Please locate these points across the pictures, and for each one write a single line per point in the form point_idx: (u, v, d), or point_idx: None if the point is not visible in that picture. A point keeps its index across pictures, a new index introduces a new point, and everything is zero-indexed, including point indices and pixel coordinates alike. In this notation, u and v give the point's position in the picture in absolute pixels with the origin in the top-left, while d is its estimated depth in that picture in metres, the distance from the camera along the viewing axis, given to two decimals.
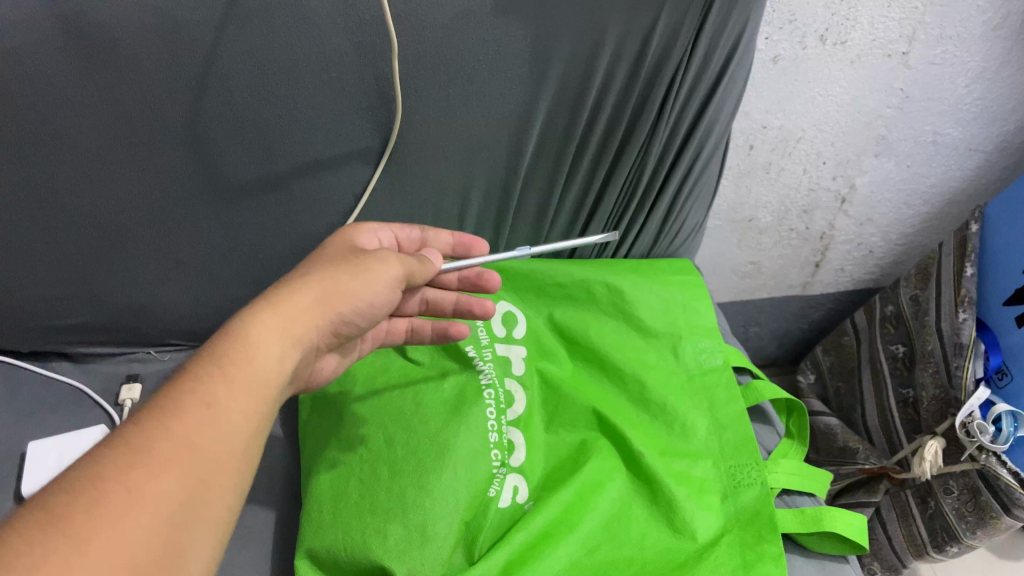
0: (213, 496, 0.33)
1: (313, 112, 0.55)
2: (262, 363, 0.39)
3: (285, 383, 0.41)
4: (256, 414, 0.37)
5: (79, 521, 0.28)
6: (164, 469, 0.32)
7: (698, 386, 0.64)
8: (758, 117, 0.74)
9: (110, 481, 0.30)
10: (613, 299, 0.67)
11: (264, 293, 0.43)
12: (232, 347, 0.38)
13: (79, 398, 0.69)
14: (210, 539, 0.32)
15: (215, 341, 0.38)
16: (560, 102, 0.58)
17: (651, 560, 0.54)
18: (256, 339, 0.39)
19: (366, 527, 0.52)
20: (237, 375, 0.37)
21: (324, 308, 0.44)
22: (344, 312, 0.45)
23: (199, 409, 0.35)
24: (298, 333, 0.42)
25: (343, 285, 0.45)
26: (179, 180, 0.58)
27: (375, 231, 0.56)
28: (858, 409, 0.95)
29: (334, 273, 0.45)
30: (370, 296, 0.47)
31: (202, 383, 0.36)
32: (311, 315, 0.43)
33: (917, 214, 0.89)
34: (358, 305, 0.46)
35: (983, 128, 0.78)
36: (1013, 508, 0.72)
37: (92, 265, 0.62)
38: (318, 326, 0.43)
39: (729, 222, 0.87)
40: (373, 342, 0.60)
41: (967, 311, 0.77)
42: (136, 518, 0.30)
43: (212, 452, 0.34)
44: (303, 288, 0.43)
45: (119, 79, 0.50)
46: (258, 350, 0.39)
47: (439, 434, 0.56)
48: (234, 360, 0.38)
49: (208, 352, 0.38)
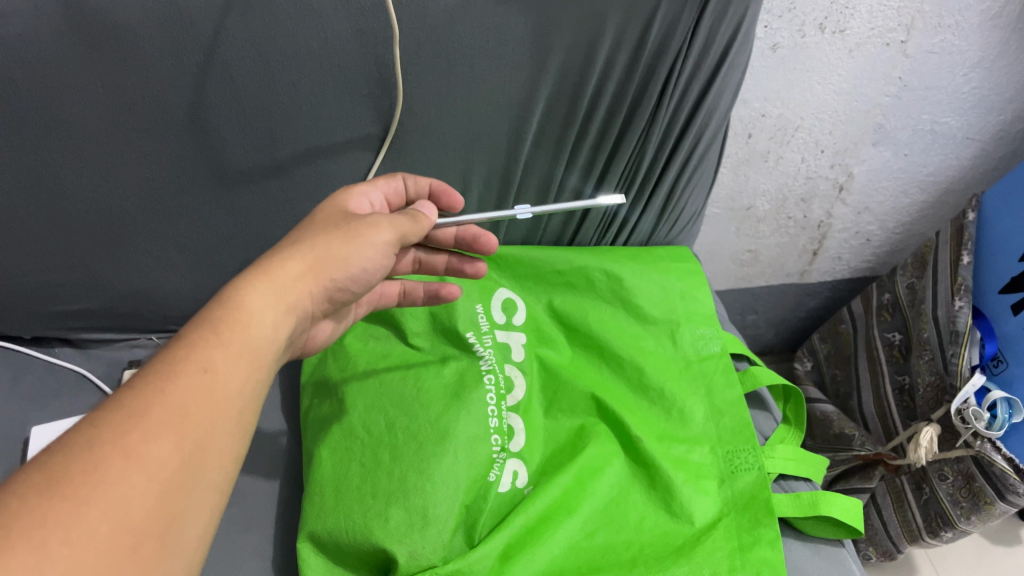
0: (209, 462, 0.34)
1: (315, 99, 0.55)
2: (254, 329, 0.39)
3: (281, 349, 0.42)
4: (250, 381, 0.38)
5: (77, 482, 0.29)
6: (159, 432, 0.32)
7: (695, 372, 0.64)
8: (757, 105, 0.74)
9: (107, 443, 0.31)
10: (612, 285, 0.67)
11: (257, 263, 0.43)
12: (225, 314, 0.39)
13: (81, 383, 0.69)
14: (205, 502, 0.33)
15: (210, 308, 0.39)
16: (560, 91, 0.58)
17: (649, 543, 0.55)
18: (250, 306, 0.40)
19: (367, 510, 0.53)
20: (232, 342, 0.38)
21: (316, 275, 0.44)
22: (337, 278, 0.45)
23: (194, 375, 0.35)
24: (292, 301, 0.42)
25: (335, 252, 0.45)
26: (181, 167, 0.58)
27: (365, 193, 0.54)
28: (854, 396, 0.96)
29: (327, 239, 0.45)
30: (364, 260, 0.47)
31: (197, 348, 0.36)
32: (303, 284, 0.43)
33: (915, 202, 0.90)
34: (350, 273, 0.46)
35: (981, 118, 0.78)
36: (1007, 493, 0.73)
37: (94, 251, 0.63)
38: (312, 293, 0.44)
39: (728, 210, 0.88)
40: (368, 305, 0.61)
41: (963, 299, 0.78)
42: (132, 482, 0.30)
43: (207, 416, 0.34)
44: (297, 255, 0.44)
45: (122, 65, 0.50)
46: (251, 316, 0.39)
47: (439, 419, 0.56)
48: (229, 326, 0.38)
49: (202, 318, 0.38)
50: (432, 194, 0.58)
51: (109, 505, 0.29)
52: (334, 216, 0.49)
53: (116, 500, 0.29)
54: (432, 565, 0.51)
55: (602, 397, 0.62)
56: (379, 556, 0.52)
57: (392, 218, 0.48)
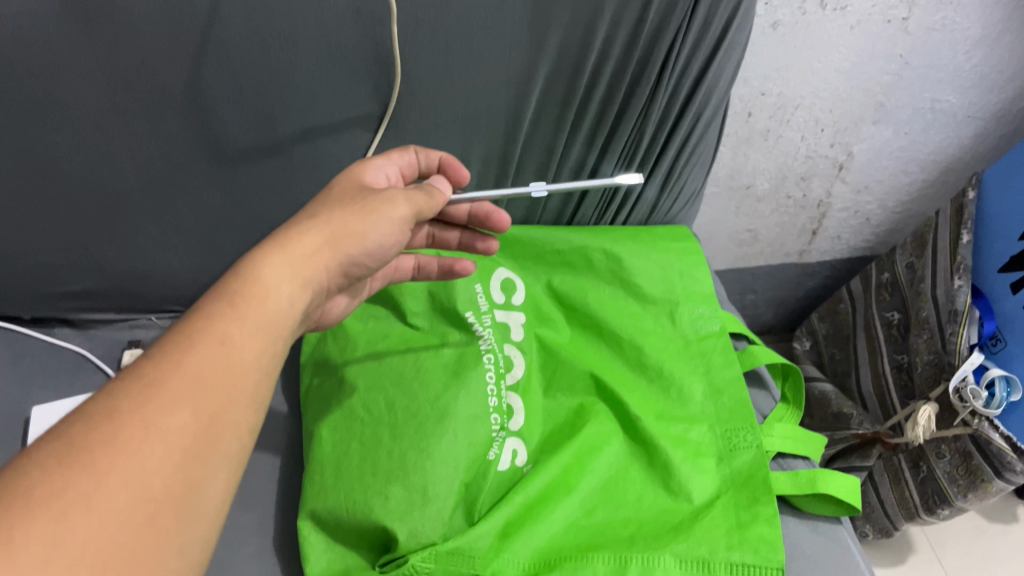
0: (228, 431, 0.34)
1: (313, 78, 0.55)
2: (273, 302, 0.39)
3: (296, 323, 0.41)
4: (266, 352, 0.38)
5: (95, 452, 0.29)
6: (177, 403, 0.32)
7: (694, 351, 0.64)
8: (757, 84, 0.74)
9: (126, 413, 0.31)
10: (611, 265, 0.68)
11: (274, 236, 0.43)
12: (244, 287, 0.39)
13: (81, 363, 0.69)
14: (224, 473, 0.33)
15: (227, 281, 0.39)
16: (559, 69, 0.58)
17: (648, 520, 0.56)
18: (268, 280, 0.40)
19: (367, 489, 0.53)
20: (249, 315, 0.38)
21: (335, 250, 0.44)
22: (355, 254, 0.45)
23: (212, 346, 0.35)
24: (309, 276, 0.42)
25: (352, 227, 0.45)
26: (179, 146, 0.58)
27: (380, 167, 0.53)
28: (853, 376, 0.96)
29: (345, 214, 0.45)
30: (381, 236, 0.46)
31: (214, 320, 0.36)
32: (321, 258, 0.43)
33: (914, 180, 0.89)
34: (368, 248, 0.46)
35: (981, 96, 0.78)
36: (1005, 471, 0.73)
37: (92, 231, 0.63)
38: (329, 268, 0.44)
39: (727, 190, 0.88)
40: (382, 279, 0.61)
41: (962, 278, 0.78)
42: (152, 452, 0.30)
43: (225, 388, 0.35)
44: (315, 230, 0.43)
45: (119, 43, 0.50)
46: (268, 289, 0.39)
47: (440, 398, 0.56)
48: (246, 299, 0.38)
49: (219, 291, 0.38)
50: (443, 168, 0.58)
51: (127, 475, 0.29)
52: (350, 191, 0.49)
53: (134, 470, 0.30)
54: (433, 542, 0.51)
55: (601, 376, 0.62)
56: (381, 534, 0.52)
57: (408, 193, 0.48)
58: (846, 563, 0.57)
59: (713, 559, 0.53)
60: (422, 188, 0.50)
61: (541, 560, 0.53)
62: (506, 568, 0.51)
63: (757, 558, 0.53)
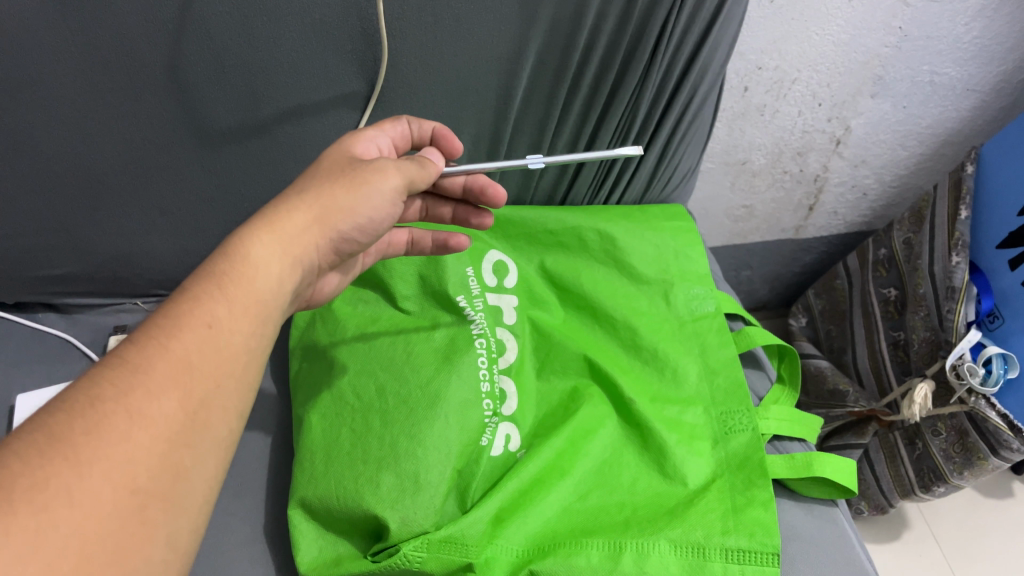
0: (215, 417, 0.33)
1: (296, 56, 0.53)
2: (260, 283, 0.37)
3: (284, 303, 0.39)
4: (254, 336, 0.36)
5: (80, 442, 0.28)
6: (163, 390, 0.31)
7: (689, 332, 0.63)
8: (753, 57, 0.72)
9: (110, 401, 0.29)
10: (605, 246, 0.66)
11: (261, 212, 0.41)
12: (231, 267, 0.37)
13: (66, 349, 0.68)
14: (211, 460, 0.32)
15: (213, 260, 0.37)
16: (550, 45, 0.56)
17: (641, 505, 0.55)
18: (255, 259, 0.37)
19: (358, 476, 0.52)
20: (237, 296, 0.36)
21: (322, 227, 0.41)
22: (344, 230, 0.42)
23: (198, 330, 0.34)
24: (297, 255, 0.40)
25: (342, 202, 0.42)
26: (160, 127, 0.56)
27: (371, 138, 0.51)
28: (849, 352, 0.95)
29: (334, 186, 0.42)
30: (372, 208, 0.44)
31: (201, 302, 0.34)
32: (310, 234, 0.41)
33: (912, 154, 0.88)
34: (357, 222, 0.43)
35: (982, 68, 0.77)
36: (1002, 449, 0.72)
37: (74, 215, 0.61)
38: (317, 245, 0.41)
39: (722, 165, 0.86)
40: (376, 254, 0.58)
41: (960, 255, 0.77)
42: (138, 442, 0.29)
43: (212, 374, 0.33)
44: (303, 205, 0.41)
45: (94, 22, 0.48)
46: (255, 270, 0.37)
47: (431, 382, 0.55)
48: (233, 279, 0.36)
49: (205, 271, 0.36)
50: (435, 139, 0.55)
51: (112, 465, 0.28)
52: (340, 161, 0.46)
53: (120, 460, 0.28)
54: (425, 531, 0.51)
55: (594, 358, 0.61)
56: (372, 522, 0.51)
57: (401, 163, 0.45)
58: (843, 546, 0.57)
59: (709, 544, 0.52)
60: (416, 157, 0.48)
61: (535, 545, 0.52)
62: (500, 554, 0.51)
63: (753, 542, 0.52)
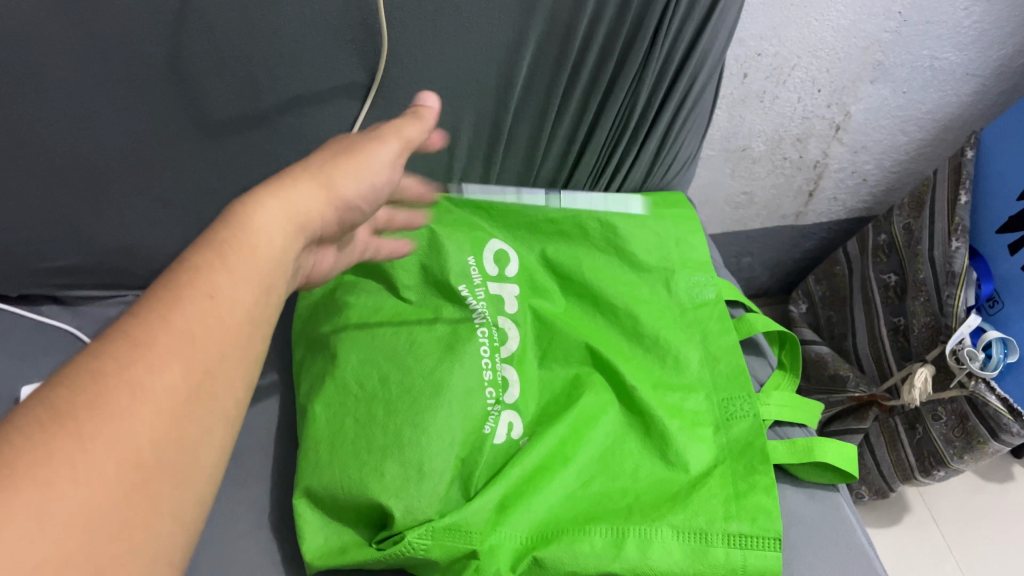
0: (219, 389, 0.32)
1: (296, 47, 0.53)
2: (263, 252, 0.37)
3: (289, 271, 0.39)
4: (255, 306, 0.35)
5: (83, 416, 0.27)
6: (165, 361, 0.30)
7: (690, 319, 0.64)
8: (753, 44, 0.72)
9: (113, 375, 0.29)
10: (606, 234, 0.66)
11: (266, 182, 0.41)
12: (233, 236, 0.36)
13: (71, 341, 0.68)
14: (218, 432, 0.31)
15: (215, 229, 0.36)
16: (551, 33, 0.56)
17: (644, 491, 0.55)
18: (263, 224, 0.37)
19: (362, 465, 0.52)
20: (240, 266, 0.35)
21: (329, 193, 0.42)
22: (348, 197, 0.43)
23: (199, 300, 0.33)
24: (303, 222, 0.40)
25: (344, 167, 0.43)
26: (162, 119, 0.56)
27: None
28: (849, 338, 0.95)
29: (333, 156, 0.43)
30: (374, 174, 0.45)
31: (201, 274, 0.34)
32: (316, 202, 0.41)
33: (912, 140, 0.88)
34: (359, 189, 0.44)
35: (982, 52, 0.77)
36: (1001, 432, 0.73)
37: (77, 206, 0.61)
38: (323, 213, 0.42)
39: (722, 152, 0.86)
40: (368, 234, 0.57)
41: (960, 240, 0.77)
42: (142, 415, 0.28)
43: (214, 345, 0.32)
44: (306, 174, 0.42)
45: (95, 14, 0.48)
46: (261, 236, 0.37)
47: (433, 371, 0.55)
48: (236, 248, 0.36)
49: (206, 240, 0.35)
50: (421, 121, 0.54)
51: (116, 439, 0.27)
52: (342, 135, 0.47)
53: (126, 433, 0.27)
54: (430, 518, 0.51)
55: (596, 346, 0.61)
56: (376, 510, 0.52)
57: (397, 126, 0.47)
58: (843, 530, 0.57)
59: (711, 530, 0.52)
60: (410, 114, 0.49)
61: (538, 533, 0.53)
62: (503, 541, 0.51)
63: (755, 528, 0.52)
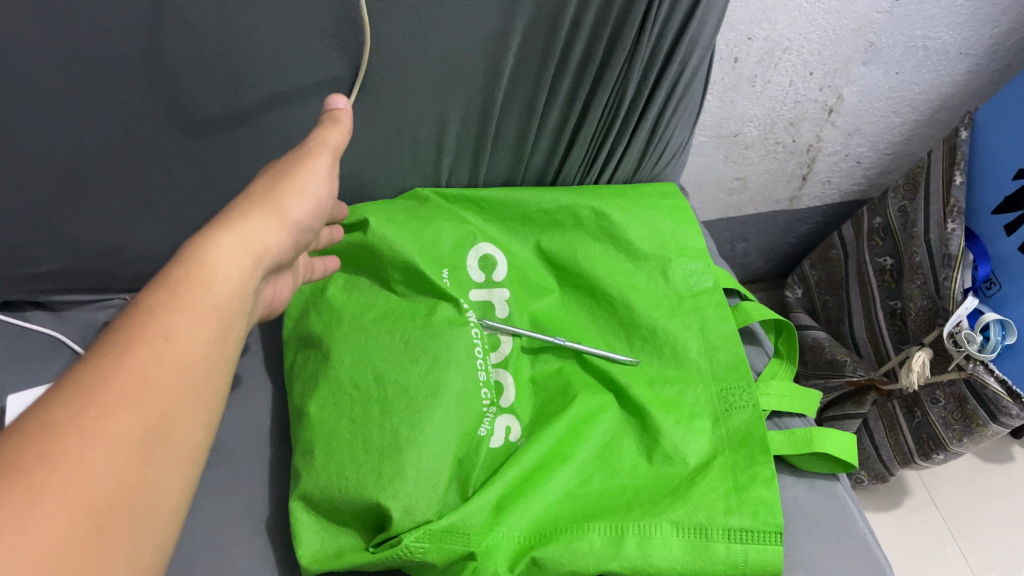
0: (180, 428, 0.31)
1: (277, 42, 0.52)
2: (221, 286, 0.36)
3: (250, 306, 0.38)
4: (218, 339, 0.35)
5: (31, 469, 0.27)
6: (118, 406, 0.30)
7: (688, 307, 0.63)
8: (743, 28, 0.70)
9: (61, 424, 0.28)
10: (600, 222, 0.65)
11: (214, 218, 0.40)
12: (188, 271, 0.35)
13: (57, 346, 0.67)
14: (178, 472, 0.31)
15: (168, 268, 0.35)
16: (537, 21, 0.55)
17: (643, 487, 0.55)
18: (214, 261, 0.36)
19: (360, 468, 0.51)
20: (196, 303, 0.34)
21: (278, 219, 0.41)
22: (297, 219, 0.42)
23: (155, 341, 0.32)
24: (260, 253, 0.39)
25: (286, 192, 0.42)
26: (143, 118, 0.55)
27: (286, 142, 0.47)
28: (846, 322, 0.95)
29: (272, 183, 0.42)
30: (314, 193, 0.44)
31: (156, 313, 0.33)
32: (268, 229, 0.40)
33: (906, 120, 0.87)
34: (305, 209, 0.43)
35: (975, 30, 0.76)
36: (1001, 415, 0.73)
37: (58, 209, 0.60)
38: (279, 239, 0.41)
39: (714, 138, 0.85)
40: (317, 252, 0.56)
41: (956, 221, 0.76)
42: (94, 463, 0.28)
43: (173, 384, 0.32)
44: (253, 206, 0.40)
45: (69, 15, 0.47)
46: (216, 271, 0.36)
47: (429, 371, 0.53)
48: (191, 286, 0.35)
49: (161, 280, 0.35)
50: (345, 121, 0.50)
51: (66, 487, 0.27)
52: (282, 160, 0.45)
53: (76, 483, 0.27)
54: (428, 519, 0.50)
55: (586, 353, 0.61)
56: (374, 512, 0.50)
57: (320, 134, 0.45)
58: (845, 520, 0.56)
59: (712, 525, 0.52)
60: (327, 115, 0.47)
61: (536, 531, 0.52)
62: (501, 541, 0.51)
63: (756, 522, 0.52)
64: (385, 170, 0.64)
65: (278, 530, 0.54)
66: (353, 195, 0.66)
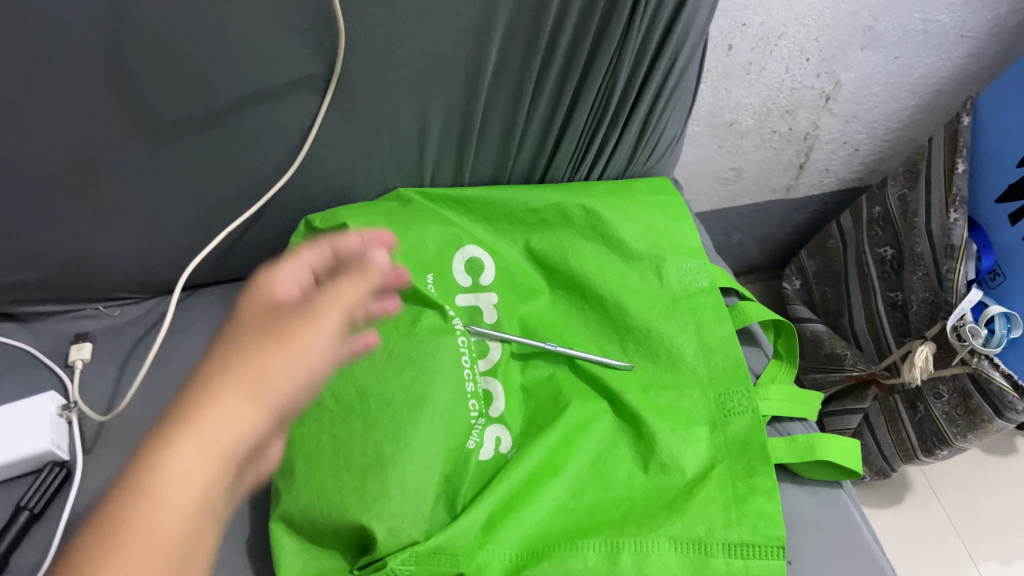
0: None
1: (247, 39, 0.49)
2: (166, 519, 0.35)
3: (211, 510, 0.37)
4: None
5: None
6: None
7: (683, 308, 0.60)
8: (737, 14, 0.67)
9: None
10: (591, 221, 0.62)
11: (186, 391, 0.38)
12: (136, 505, 0.34)
13: (25, 361, 0.61)
14: None
15: (128, 483, 0.35)
16: (521, 13, 0.52)
17: (639, 500, 0.53)
18: (164, 480, 0.35)
19: (342, 487, 0.48)
20: (141, 549, 0.33)
21: (256, 406, 0.38)
22: (273, 417, 0.40)
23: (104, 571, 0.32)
24: (223, 464, 0.37)
25: (272, 368, 0.39)
26: (107, 124, 0.51)
27: (294, 273, 0.44)
28: (846, 314, 0.92)
29: (259, 339, 0.40)
30: (311, 367, 0.40)
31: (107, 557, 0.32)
32: (229, 445, 0.37)
33: (905, 106, 0.85)
34: (287, 396, 0.40)
35: (975, 12, 0.73)
36: (1006, 411, 0.71)
37: (15, 228, 0.55)
38: (246, 437, 0.38)
39: (708, 128, 0.82)
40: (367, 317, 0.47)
41: (958, 211, 0.74)
42: None
43: None
44: (228, 381, 0.38)
45: (21, 14, 0.43)
46: (162, 494, 0.35)
47: (414, 383, 0.51)
48: (133, 527, 0.34)
49: (100, 526, 0.34)
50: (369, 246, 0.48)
51: None
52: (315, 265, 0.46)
53: None
54: (414, 540, 0.48)
55: (579, 359, 0.59)
56: (357, 533, 0.48)
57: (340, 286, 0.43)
58: (850, 529, 0.54)
59: (710, 540, 0.50)
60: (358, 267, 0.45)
61: (529, 548, 0.50)
62: (492, 559, 0.48)
63: (756, 536, 0.50)
64: (365, 170, 0.62)
65: (258, 553, 0.51)
66: (332, 196, 0.63)
